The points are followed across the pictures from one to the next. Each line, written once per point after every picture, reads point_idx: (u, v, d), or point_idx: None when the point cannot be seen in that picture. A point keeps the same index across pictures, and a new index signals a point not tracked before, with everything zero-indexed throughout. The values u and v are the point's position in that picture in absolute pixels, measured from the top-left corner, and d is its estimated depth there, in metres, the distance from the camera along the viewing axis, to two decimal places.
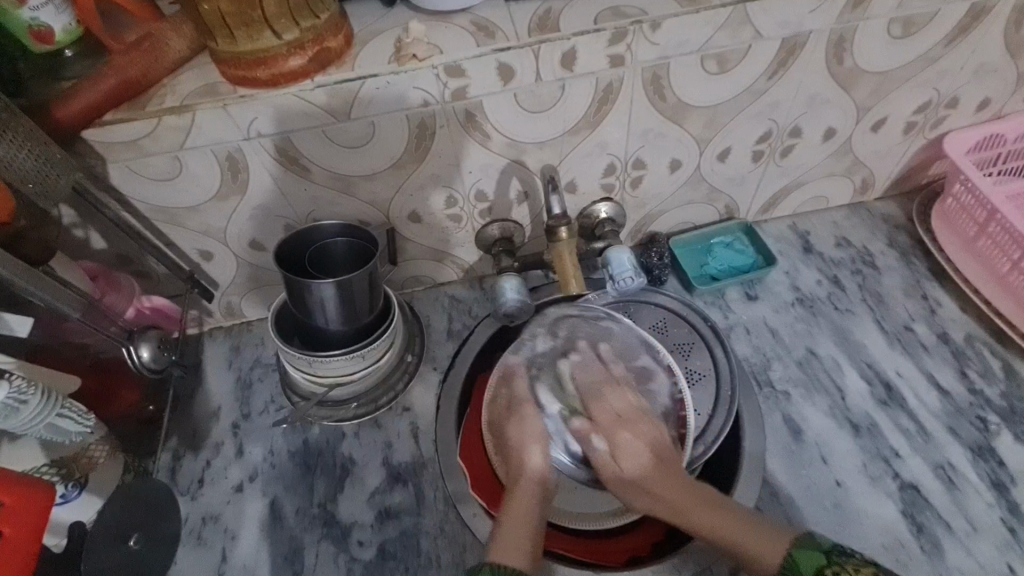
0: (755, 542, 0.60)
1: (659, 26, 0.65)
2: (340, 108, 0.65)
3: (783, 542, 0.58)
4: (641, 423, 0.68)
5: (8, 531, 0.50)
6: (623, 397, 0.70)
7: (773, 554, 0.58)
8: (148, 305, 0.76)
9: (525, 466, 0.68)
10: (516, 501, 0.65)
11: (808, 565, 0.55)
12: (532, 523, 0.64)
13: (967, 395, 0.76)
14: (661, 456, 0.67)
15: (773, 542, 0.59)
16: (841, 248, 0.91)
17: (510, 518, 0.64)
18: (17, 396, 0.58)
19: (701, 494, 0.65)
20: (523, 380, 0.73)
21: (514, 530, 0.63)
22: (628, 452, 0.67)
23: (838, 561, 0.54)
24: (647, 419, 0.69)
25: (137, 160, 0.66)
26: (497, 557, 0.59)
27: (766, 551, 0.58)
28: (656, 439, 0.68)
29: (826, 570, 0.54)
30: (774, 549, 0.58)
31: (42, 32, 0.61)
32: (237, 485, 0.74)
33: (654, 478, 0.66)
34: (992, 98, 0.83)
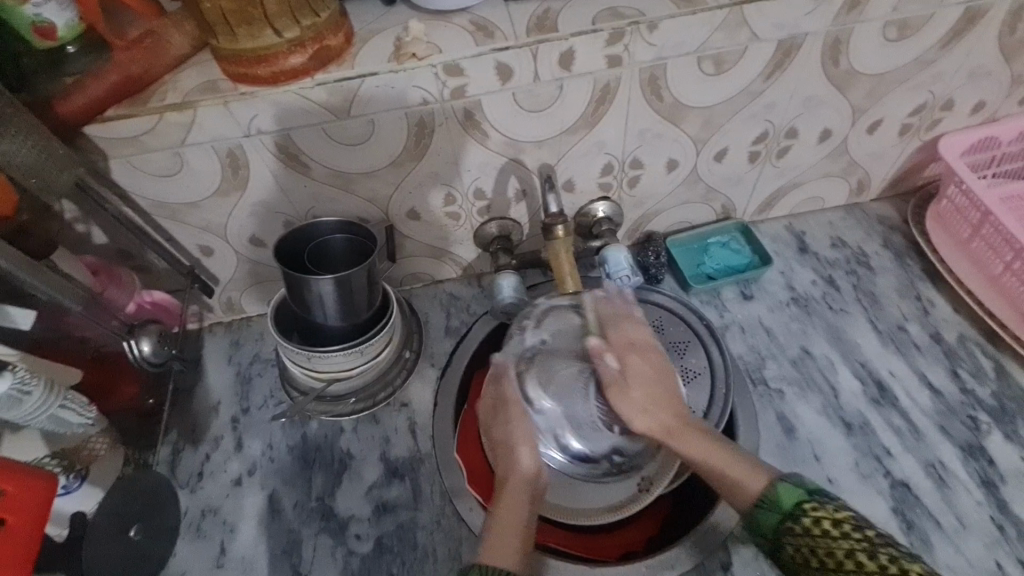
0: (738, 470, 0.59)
1: (656, 26, 0.65)
2: (340, 106, 0.66)
3: (767, 472, 0.58)
4: (650, 353, 0.66)
5: (11, 519, 0.51)
6: (639, 336, 0.67)
7: (750, 484, 0.58)
8: (149, 299, 0.78)
9: (514, 467, 0.65)
10: (508, 499, 0.63)
11: (788, 501, 0.55)
12: (523, 521, 0.61)
13: (958, 395, 0.77)
14: (667, 385, 0.64)
15: (753, 470, 0.59)
16: (837, 248, 0.91)
17: (501, 515, 0.62)
18: (19, 387, 0.59)
19: (696, 425, 0.63)
20: (510, 378, 0.69)
21: (510, 527, 0.61)
22: (636, 381, 0.64)
23: (818, 499, 0.53)
24: (655, 350, 0.66)
25: (138, 155, 0.66)
26: (487, 558, 0.57)
27: (749, 480, 0.59)
28: (663, 367, 0.65)
29: (805, 505, 0.54)
30: (755, 475, 0.59)
31: (44, 28, 0.61)
32: (236, 479, 0.75)
33: (655, 405, 0.63)
34: (987, 101, 0.83)
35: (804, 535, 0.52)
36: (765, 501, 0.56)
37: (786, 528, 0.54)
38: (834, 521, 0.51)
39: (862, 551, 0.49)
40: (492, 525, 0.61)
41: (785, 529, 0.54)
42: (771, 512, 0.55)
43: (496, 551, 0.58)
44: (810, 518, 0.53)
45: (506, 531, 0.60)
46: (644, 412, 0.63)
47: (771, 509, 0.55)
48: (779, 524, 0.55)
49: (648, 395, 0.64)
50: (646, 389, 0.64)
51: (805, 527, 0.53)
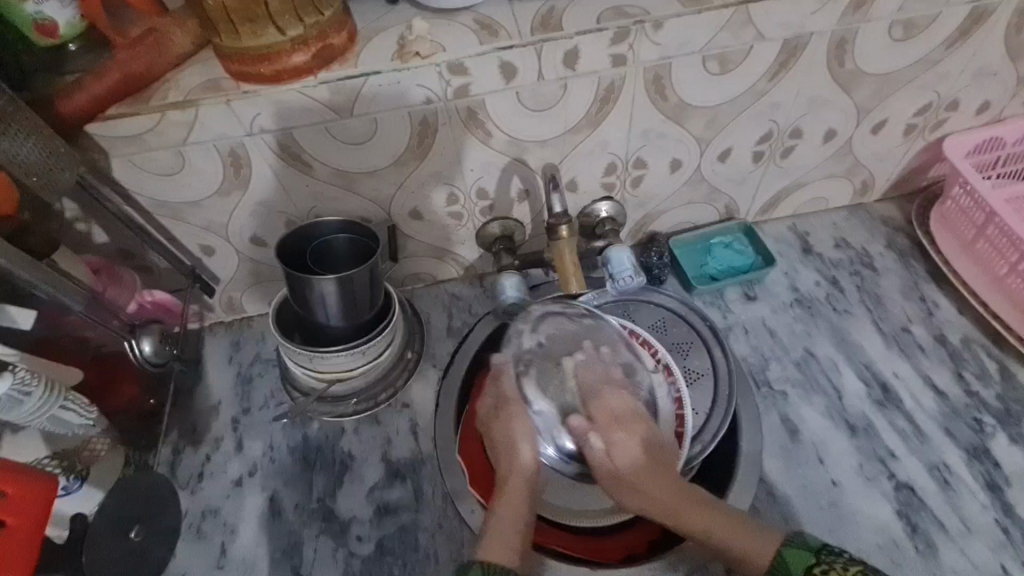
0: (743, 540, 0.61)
1: (661, 26, 0.65)
2: (343, 105, 0.65)
3: (772, 544, 0.60)
4: (641, 426, 0.64)
5: (11, 522, 0.51)
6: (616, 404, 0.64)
7: (759, 556, 0.59)
8: (150, 299, 0.77)
9: (516, 466, 0.67)
10: (508, 499, 0.66)
11: (798, 566, 0.57)
12: (518, 524, 0.64)
13: (963, 397, 0.77)
14: (664, 462, 0.64)
15: (763, 541, 0.60)
16: (840, 249, 0.91)
17: (501, 510, 0.65)
18: (20, 389, 0.58)
19: (696, 498, 0.63)
20: (509, 377, 0.69)
21: (505, 525, 0.64)
22: (625, 453, 0.63)
23: (829, 560, 0.55)
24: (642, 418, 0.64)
25: (139, 154, 0.66)
26: (486, 556, 0.61)
27: (754, 551, 0.60)
28: (651, 441, 0.64)
29: (815, 569, 0.56)
30: (763, 546, 0.60)
31: (46, 26, 0.60)
32: (237, 479, 0.74)
33: (643, 491, 0.63)
34: (992, 101, 0.83)
35: None
36: (775, 570, 0.58)
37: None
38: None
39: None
40: (492, 524, 0.64)
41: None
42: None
43: (493, 548, 0.62)
44: None
45: (504, 534, 0.63)
46: (631, 485, 0.63)
47: (783, 574, 0.57)
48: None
49: (641, 472, 0.63)
50: (646, 473, 0.63)
51: None
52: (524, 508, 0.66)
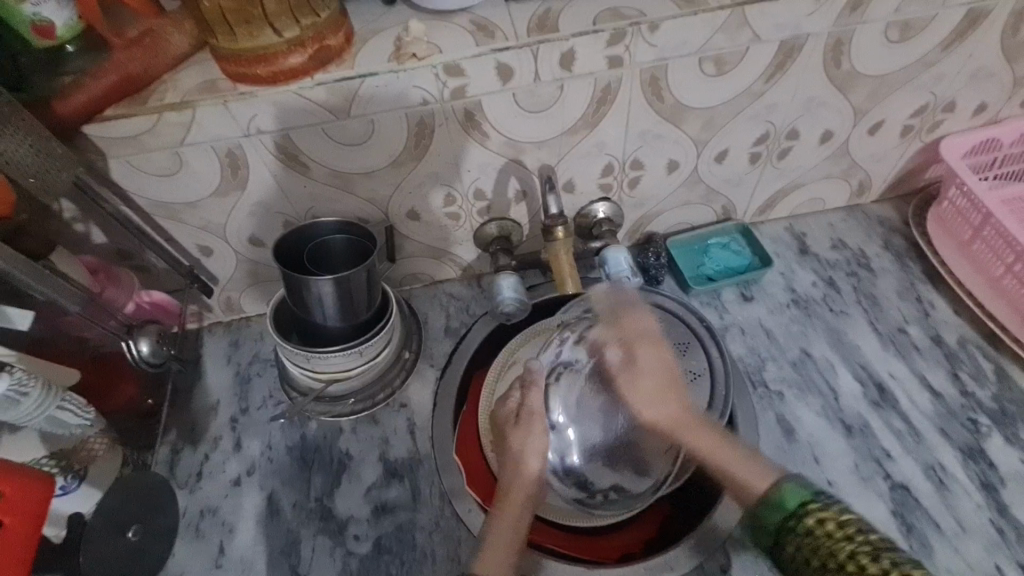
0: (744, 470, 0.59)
1: (657, 27, 0.65)
2: (339, 105, 0.65)
3: (770, 475, 0.57)
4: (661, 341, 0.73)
5: (9, 521, 0.51)
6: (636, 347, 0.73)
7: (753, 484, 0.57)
8: (147, 299, 0.77)
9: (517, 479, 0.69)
10: (508, 504, 0.67)
11: (793, 500, 0.53)
12: (514, 528, 0.65)
13: (959, 397, 0.77)
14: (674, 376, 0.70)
15: (762, 472, 0.58)
16: (838, 249, 0.91)
17: (502, 516, 0.66)
18: (17, 389, 0.58)
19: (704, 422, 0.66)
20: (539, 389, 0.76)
21: (505, 530, 0.65)
22: (648, 374, 0.70)
23: (825, 502, 0.52)
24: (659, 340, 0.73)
25: (136, 155, 0.66)
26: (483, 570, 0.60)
27: (750, 478, 0.58)
28: (664, 367, 0.70)
29: (808, 505, 0.52)
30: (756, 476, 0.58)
31: (43, 27, 0.60)
32: (235, 479, 0.75)
33: (659, 396, 0.69)
34: (989, 103, 0.83)
35: (808, 536, 0.50)
36: (768, 500, 0.55)
37: (789, 527, 0.52)
38: (839, 523, 0.50)
39: (865, 554, 0.47)
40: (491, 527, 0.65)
41: (790, 527, 0.52)
42: (774, 511, 0.54)
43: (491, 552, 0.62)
44: (811, 520, 0.51)
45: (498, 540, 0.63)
46: (647, 404, 0.69)
47: (775, 506, 0.54)
48: (783, 523, 0.53)
49: (654, 385, 0.70)
50: (642, 381, 0.70)
51: (808, 527, 0.51)
52: (522, 513, 0.67)
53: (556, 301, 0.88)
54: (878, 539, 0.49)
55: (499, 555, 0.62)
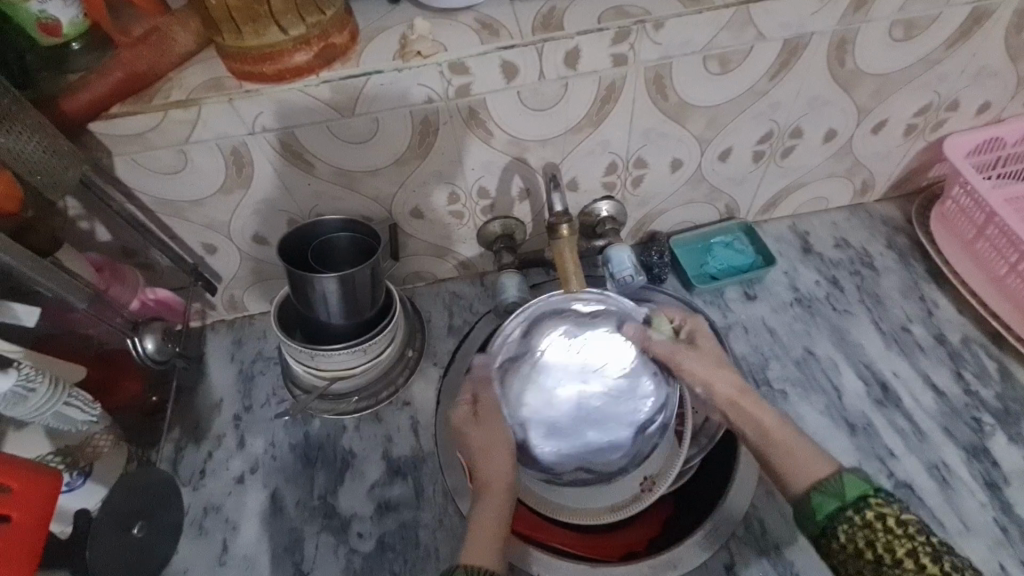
0: (805, 462, 0.62)
1: (662, 26, 0.65)
2: (344, 103, 0.65)
3: (829, 466, 0.61)
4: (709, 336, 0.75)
5: (15, 516, 0.51)
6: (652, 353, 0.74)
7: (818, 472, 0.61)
8: (152, 297, 0.78)
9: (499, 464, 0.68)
10: (495, 492, 0.66)
11: (853, 492, 0.57)
12: (498, 520, 0.65)
13: (962, 396, 0.77)
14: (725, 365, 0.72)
15: (823, 463, 0.61)
16: (840, 248, 0.91)
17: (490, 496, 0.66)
18: (25, 385, 0.59)
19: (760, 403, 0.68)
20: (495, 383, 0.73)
21: (491, 520, 0.64)
22: (701, 357, 0.72)
23: (885, 498, 0.56)
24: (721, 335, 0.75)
25: (142, 153, 0.66)
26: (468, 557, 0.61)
27: (810, 470, 0.61)
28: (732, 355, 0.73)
29: (870, 498, 0.56)
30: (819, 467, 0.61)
31: (49, 25, 0.60)
32: (238, 477, 0.75)
33: (712, 377, 0.70)
34: (992, 102, 0.83)
35: (862, 527, 0.55)
36: (824, 488, 0.58)
37: (844, 516, 0.56)
38: (900, 520, 0.54)
39: (924, 553, 0.52)
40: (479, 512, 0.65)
41: (844, 516, 0.56)
42: (831, 498, 0.57)
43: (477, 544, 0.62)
44: (872, 512, 0.55)
45: (487, 538, 0.63)
46: (714, 377, 0.70)
47: (834, 494, 0.58)
48: (837, 512, 0.57)
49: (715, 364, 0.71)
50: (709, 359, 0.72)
51: (865, 518, 0.55)
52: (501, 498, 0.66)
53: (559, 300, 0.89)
54: (939, 542, 0.54)
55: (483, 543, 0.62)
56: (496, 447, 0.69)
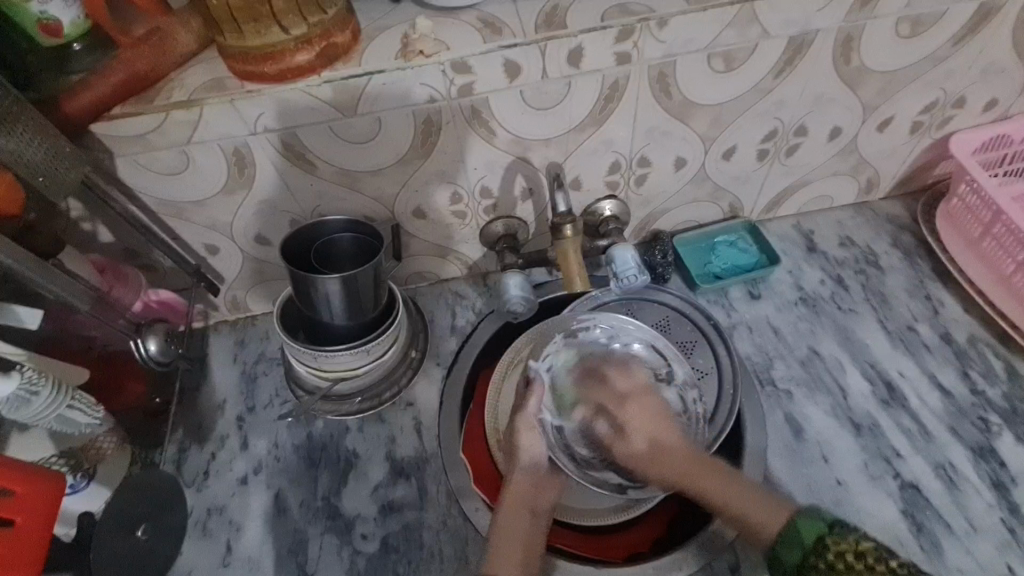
0: (756, 512, 0.64)
1: (666, 23, 0.65)
2: (347, 103, 0.65)
3: (783, 512, 0.63)
4: (645, 400, 0.77)
5: (20, 520, 0.51)
6: (624, 387, 0.78)
7: (771, 523, 0.63)
8: (154, 297, 0.77)
9: (521, 462, 0.71)
10: (513, 498, 0.68)
11: (809, 535, 0.60)
12: (527, 527, 0.67)
13: (969, 396, 0.76)
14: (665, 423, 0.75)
15: (774, 510, 0.64)
16: (845, 247, 0.91)
17: (509, 504, 0.68)
18: (28, 389, 0.59)
19: (713, 466, 0.69)
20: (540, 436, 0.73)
21: (517, 527, 0.66)
22: (636, 430, 0.75)
23: (839, 533, 0.59)
24: (665, 422, 0.75)
25: (144, 154, 0.66)
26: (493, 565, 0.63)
27: (765, 519, 0.64)
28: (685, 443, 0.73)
29: (826, 538, 0.59)
30: (772, 516, 0.63)
31: (51, 25, 0.59)
32: (241, 478, 0.74)
33: (660, 454, 0.73)
34: (999, 98, 0.83)
35: (827, 569, 0.58)
36: (784, 539, 0.62)
37: (809, 562, 0.60)
38: (856, 553, 0.58)
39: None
40: (499, 519, 0.66)
41: (808, 564, 0.60)
42: (793, 549, 0.61)
43: (504, 548, 0.64)
44: (833, 553, 0.58)
45: (517, 538, 0.65)
46: (654, 455, 0.73)
47: (793, 544, 0.61)
48: (802, 560, 0.60)
49: (650, 438, 0.74)
50: (662, 438, 0.74)
51: (828, 561, 0.59)
52: (534, 512, 0.69)
53: (562, 300, 0.89)
54: (897, 564, 0.56)
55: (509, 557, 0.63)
56: (535, 465, 0.72)
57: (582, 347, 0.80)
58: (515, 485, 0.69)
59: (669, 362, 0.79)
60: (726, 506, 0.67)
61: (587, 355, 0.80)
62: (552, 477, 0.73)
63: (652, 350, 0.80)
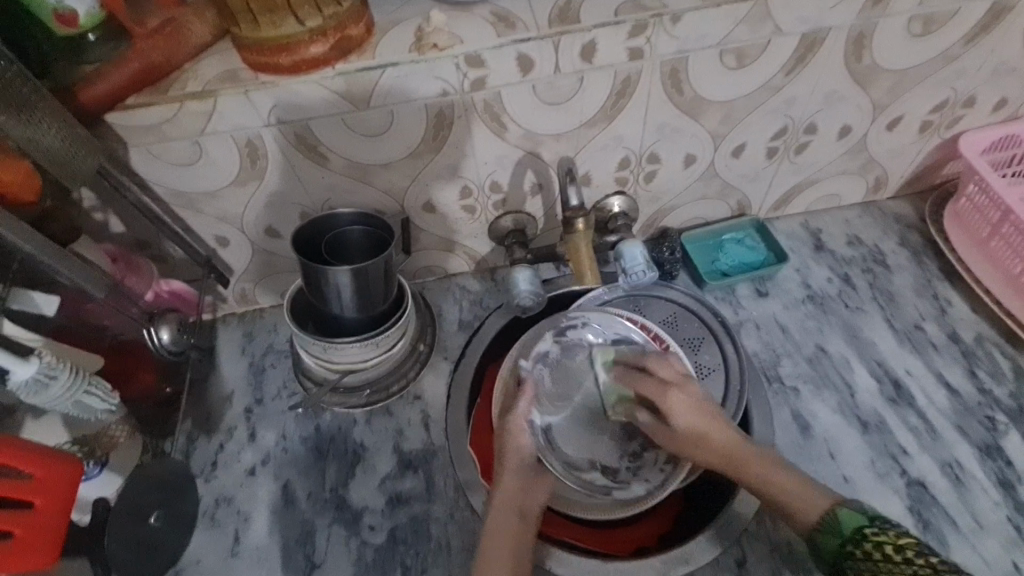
0: (800, 500, 0.62)
1: (679, 19, 0.65)
2: (360, 96, 0.65)
3: (824, 501, 0.61)
4: (688, 387, 0.71)
5: (39, 503, 0.51)
6: (666, 374, 0.73)
7: (813, 513, 0.61)
8: (166, 288, 0.77)
9: (509, 457, 0.70)
10: (503, 497, 0.67)
11: (850, 526, 0.58)
12: (517, 527, 0.66)
13: (975, 394, 0.77)
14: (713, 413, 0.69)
15: (816, 497, 0.62)
16: (853, 246, 0.91)
17: (499, 504, 0.67)
18: (46, 372, 0.59)
19: (755, 454, 0.66)
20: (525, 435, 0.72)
21: (508, 525, 0.65)
22: (682, 423, 0.70)
23: (881, 525, 0.57)
24: (711, 409, 0.69)
25: (157, 145, 0.66)
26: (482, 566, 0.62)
27: (804, 505, 0.62)
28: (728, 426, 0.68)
29: (866, 531, 0.57)
30: (813, 505, 0.61)
31: (66, 16, 0.60)
32: (250, 469, 0.75)
33: (703, 439, 0.68)
34: (1009, 98, 0.83)
35: (867, 561, 0.56)
36: (824, 526, 0.59)
37: (846, 552, 0.57)
38: (897, 547, 0.55)
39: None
40: (491, 519, 0.66)
41: (846, 554, 0.57)
42: (831, 536, 0.59)
43: (494, 547, 0.63)
44: (870, 543, 0.56)
45: (507, 535, 0.64)
46: (703, 442, 0.68)
47: (832, 533, 0.59)
48: (839, 548, 0.58)
49: (700, 434, 0.69)
50: (700, 430, 0.69)
51: (867, 551, 0.56)
52: (522, 510, 0.67)
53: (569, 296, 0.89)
54: (938, 561, 0.53)
55: (499, 557, 0.62)
56: (523, 461, 0.71)
57: (571, 343, 0.80)
58: (504, 483, 0.68)
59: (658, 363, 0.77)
60: (770, 493, 0.64)
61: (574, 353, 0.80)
62: (542, 476, 0.72)
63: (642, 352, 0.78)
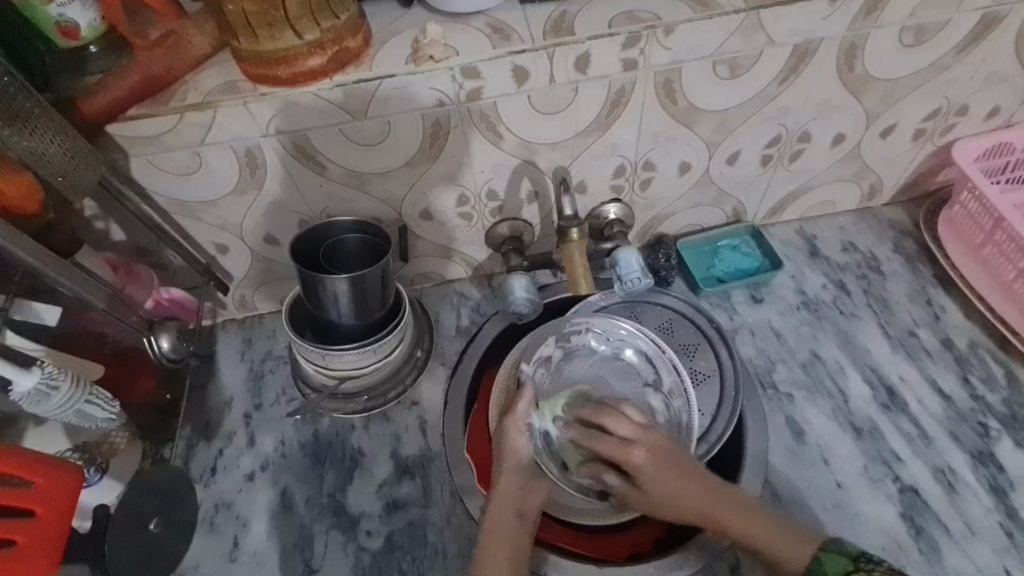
0: (780, 544, 0.61)
1: (672, 30, 0.66)
2: (357, 107, 0.66)
3: (809, 543, 0.61)
4: (652, 440, 0.68)
5: (40, 511, 0.52)
6: (626, 431, 0.69)
7: (797, 555, 0.60)
8: (166, 296, 0.78)
9: (507, 461, 0.69)
10: (501, 500, 0.68)
11: (835, 570, 0.58)
12: (515, 534, 0.66)
13: (968, 401, 0.77)
14: (684, 466, 0.66)
15: (800, 539, 0.61)
16: (848, 252, 0.91)
17: (497, 507, 0.67)
18: (48, 382, 0.60)
19: (730, 495, 0.65)
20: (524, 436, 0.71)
21: (507, 530, 0.66)
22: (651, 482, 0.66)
23: (866, 567, 0.56)
24: (683, 465, 0.66)
25: (158, 155, 0.67)
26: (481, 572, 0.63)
27: (791, 549, 0.60)
28: (700, 479, 0.66)
29: (853, 574, 0.56)
30: (794, 549, 0.60)
31: (68, 27, 0.61)
32: (249, 474, 0.75)
33: (677, 495, 0.65)
34: (1002, 106, 0.83)
35: None
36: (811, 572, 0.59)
37: None
38: None
39: None
40: (489, 522, 0.66)
41: None
42: None
43: (493, 553, 0.64)
44: None
45: (507, 543, 0.65)
46: (674, 498, 0.65)
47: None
48: None
49: (671, 492, 0.65)
50: (669, 486, 0.65)
51: None
52: (519, 513, 0.68)
53: (566, 302, 0.90)
54: None
55: (497, 564, 0.64)
56: (521, 464, 0.70)
57: (573, 348, 0.81)
58: (502, 486, 0.68)
59: (659, 370, 0.79)
60: (749, 537, 0.63)
61: (576, 359, 0.81)
62: (541, 479, 0.72)
63: (644, 359, 0.80)
